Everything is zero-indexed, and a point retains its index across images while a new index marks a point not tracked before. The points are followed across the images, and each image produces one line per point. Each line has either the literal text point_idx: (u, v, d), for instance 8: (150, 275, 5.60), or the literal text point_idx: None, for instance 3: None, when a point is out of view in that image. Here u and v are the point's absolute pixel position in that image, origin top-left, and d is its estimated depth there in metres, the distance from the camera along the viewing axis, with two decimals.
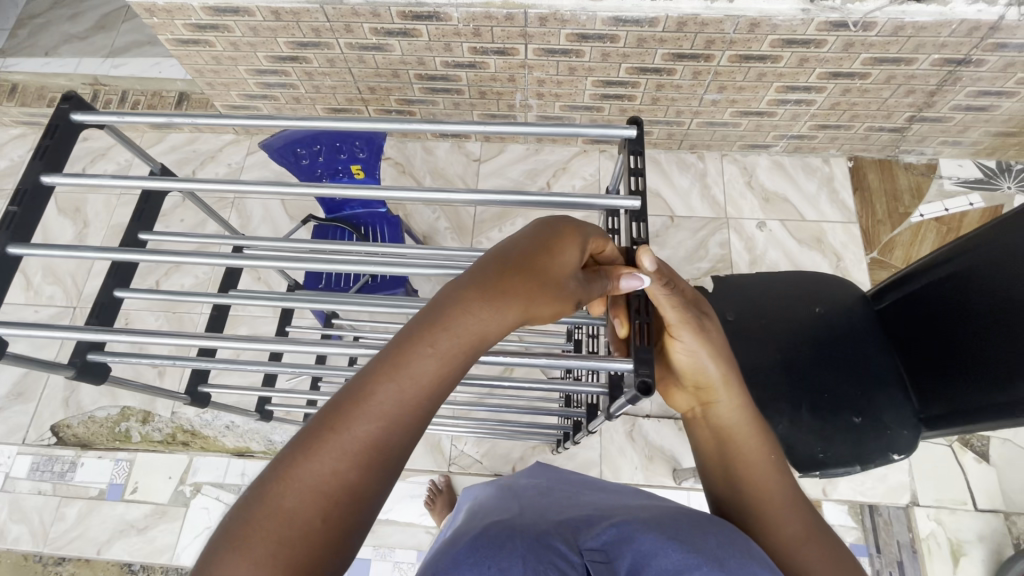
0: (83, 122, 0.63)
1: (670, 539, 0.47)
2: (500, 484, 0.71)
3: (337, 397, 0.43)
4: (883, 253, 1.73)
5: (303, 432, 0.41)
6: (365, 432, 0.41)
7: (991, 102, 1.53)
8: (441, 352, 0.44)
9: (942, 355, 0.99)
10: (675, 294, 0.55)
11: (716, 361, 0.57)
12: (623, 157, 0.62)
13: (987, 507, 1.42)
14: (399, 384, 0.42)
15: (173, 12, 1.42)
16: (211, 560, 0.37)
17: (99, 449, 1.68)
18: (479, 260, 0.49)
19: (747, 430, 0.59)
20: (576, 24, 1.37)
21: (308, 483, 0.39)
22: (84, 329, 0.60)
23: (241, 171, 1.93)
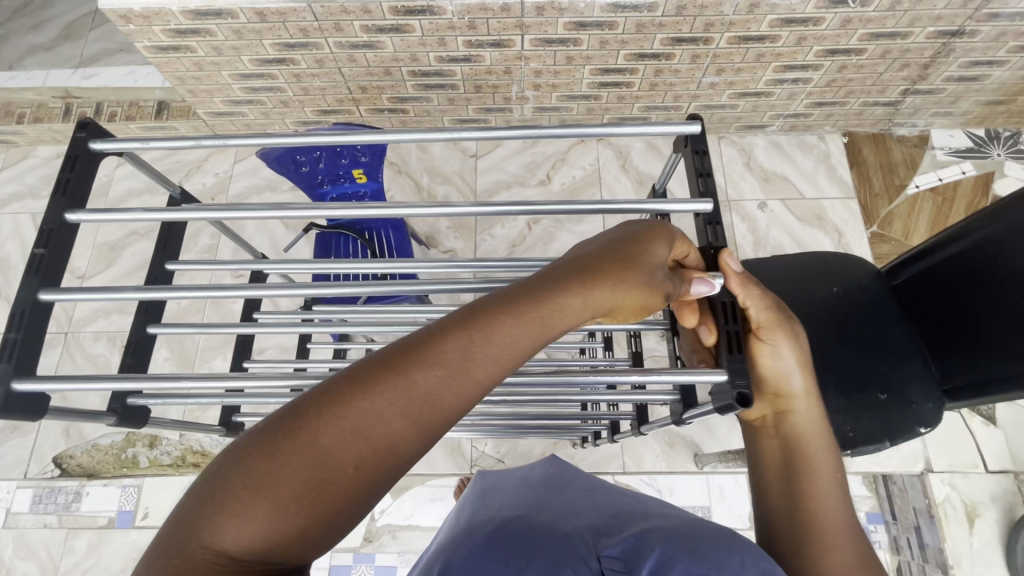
0: (103, 150, 0.61)
1: (686, 553, 0.43)
2: (517, 477, 0.69)
3: (409, 344, 0.42)
4: (882, 227, 1.75)
5: (362, 368, 0.41)
6: (421, 386, 0.41)
7: (982, 72, 1.55)
8: (517, 322, 0.44)
9: (963, 327, 0.99)
10: (766, 299, 0.59)
11: (802, 371, 0.59)
12: (686, 155, 0.63)
13: (996, 468, 1.47)
14: (468, 349, 0.42)
15: (151, 18, 1.35)
16: (250, 458, 0.39)
17: (103, 477, 1.62)
18: (585, 244, 0.52)
19: (820, 451, 0.59)
20: (573, 13, 1.34)
21: (357, 424, 0.39)
22: (116, 377, 0.57)
23: (231, 180, 1.87)
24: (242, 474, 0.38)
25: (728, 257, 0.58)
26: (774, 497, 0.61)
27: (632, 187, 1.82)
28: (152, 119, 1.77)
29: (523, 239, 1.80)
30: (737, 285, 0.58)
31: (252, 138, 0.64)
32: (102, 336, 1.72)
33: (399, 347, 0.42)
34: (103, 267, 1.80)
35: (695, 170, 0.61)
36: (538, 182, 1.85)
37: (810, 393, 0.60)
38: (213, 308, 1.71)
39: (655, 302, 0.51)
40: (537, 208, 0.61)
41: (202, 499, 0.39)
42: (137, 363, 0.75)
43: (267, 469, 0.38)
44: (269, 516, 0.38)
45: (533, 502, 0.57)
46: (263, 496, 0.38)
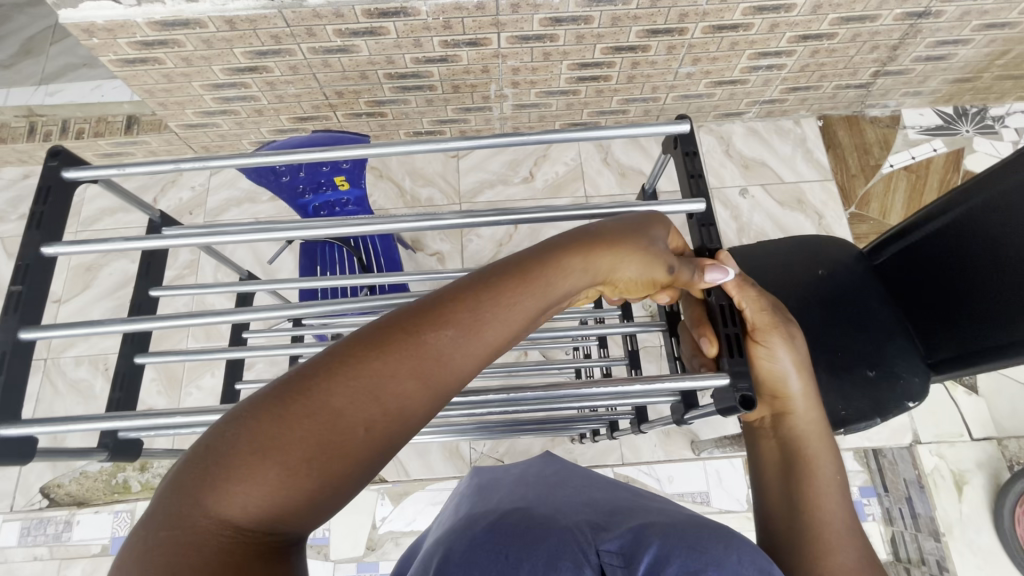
0: (76, 178, 0.59)
1: (684, 549, 0.42)
2: (511, 472, 0.66)
3: (420, 309, 0.43)
4: (860, 207, 1.79)
5: (372, 330, 0.42)
6: (435, 346, 0.41)
7: (949, 51, 1.58)
8: (524, 285, 0.45)
9: (943, 303, 1.02)
10: (763, 301, 0.61)
11: (800, 372, 0.61)
12: (677, 156, 0.63)
13: (981, 435, 1.51)
14: (480, 313, 0.43)
15: (115, 30, 1.31)
16: (256, 421, 0.38)
17: (95, 504, 1.58)
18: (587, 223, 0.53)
19: (820, 451, 0.61)
20: (549, 9, 1.33)
21: (372, 389, 0.39)
22: (98, 419, 0.55)
23: (208, 193, 1.83)
24: (248, 435, 0.37)
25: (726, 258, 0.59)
26: (773, 497, 0.61)
27: (615, 180, 1.83)
28: (121, 134, 1.73)
29: (510, 237, 1.80)
30: (734, 288, 0.60)
31: (228, 158, 0.62)
32: (83, 360, 1.68)
33: (410, 310, 0.43)
34: (80, 289, 1.75)
35: (687, 172, 0.62)
36: (521, 180, 1.85)
37: (808, 394, 0.62)
38: (198, 325, 1.68)
39: (655, 273, 0.53)
40: (529, 218, 0.61)
41: (203, 466, 0.38)
42: (125, 397, 0.73)
43: (276, 429, 0.37)
44: (278, 479, 0.37)
45: (529, 493, 0.56)
46: (272, 459, 0.37)
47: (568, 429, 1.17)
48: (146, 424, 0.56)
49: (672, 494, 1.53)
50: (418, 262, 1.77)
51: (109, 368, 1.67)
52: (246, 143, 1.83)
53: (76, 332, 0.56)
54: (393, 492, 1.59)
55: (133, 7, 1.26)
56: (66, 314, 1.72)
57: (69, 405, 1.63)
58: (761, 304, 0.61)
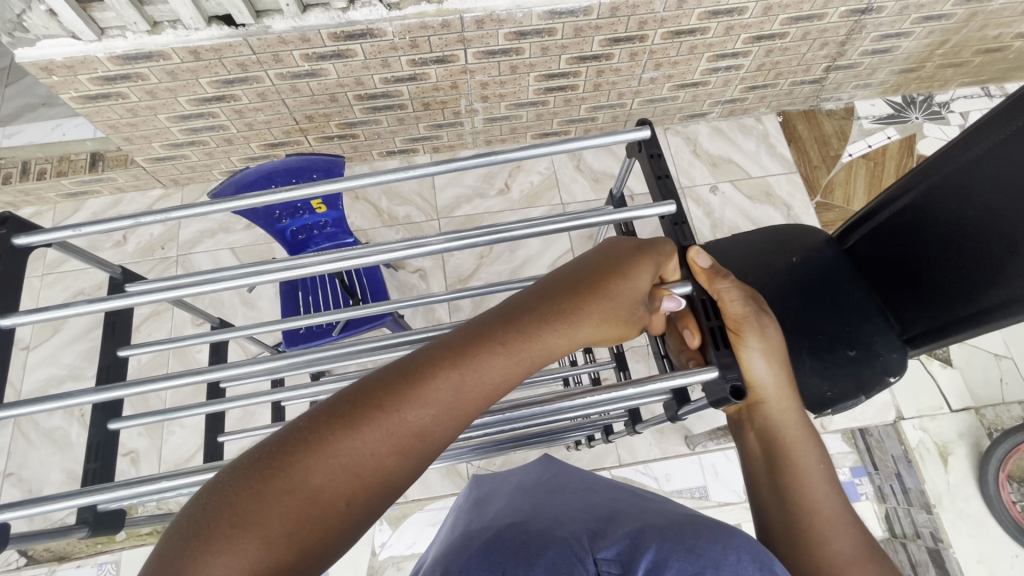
0: (28, 244, 0.57)
1: (682, 552, 0.43)
2: (510, 480, 0.66)
3: (401, 376, 0.45)
4: (825, 196, 1.86)
5: (345, 404, 0.44)
6: (411, 422, 0.44)
7: (893, 43, 1.67)
8: (504, 354, 0.47)
9: (913, 279, 1.06)
10: (733, 290, 0.61)
11: (769, 363, 0.61)
12: (643, 160, 0.65)
13: (959, 406, 1.57)
14: (458, 380, 0.46)
15: (76, 67, 1.29)
16: (239, 490, 0.40)
17: (77, 558, 1.49)
18: (568, 270, 0.54)
19: (800, 439, 0.61)
20: (513, 23, 1.37)
21: (348, 459, 0.42)
22: (80, 495, 0.52)
23: (179, 226, 1.80)
24: (231, 509, 0.40)
25: (698, 255, 0.61)
26: (764, 490, 0.62)
27: (589, 186, 1.86)
28: (86, 172, 1.70)
29: (491, 249, 1.82)
30: (705, 281, 0.61)
31: (189, 207, 0.60)
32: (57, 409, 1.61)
33: (386, 382, 0.45)
34: (49, 333, 1.68)
35: (654, 174, 0.64)
36: (497, 192, 1.87)
37: (782, 380, 0.61)
38: (178, 361, 1.63)
39: (628, 332, 0.54)
40: (510, 234, 0.61)
41: (187, 534, 0.39)
42: (102, 466, 0.69)
43: (256, 505, 0.40)
44: (255, 555, 0.38)
45: (527, 501, 0.56)
46: (253, 531, 0.39)
47: (560, 438, 1.17)
48: (133, 493, 0.53)
49: (671, 491, 1.54)
50: (400, 280, 1.76)
51: (84, 415, 1.60)
52: (216, 173, 1.81)
53: (43, 407, 0.53)
54: (390, 516, 1.56)
55: (94, 42, 1.25)
56: (37, 361, 1.66)
57: (45, 453, 1.56)
58: (737, 297, 0.61)
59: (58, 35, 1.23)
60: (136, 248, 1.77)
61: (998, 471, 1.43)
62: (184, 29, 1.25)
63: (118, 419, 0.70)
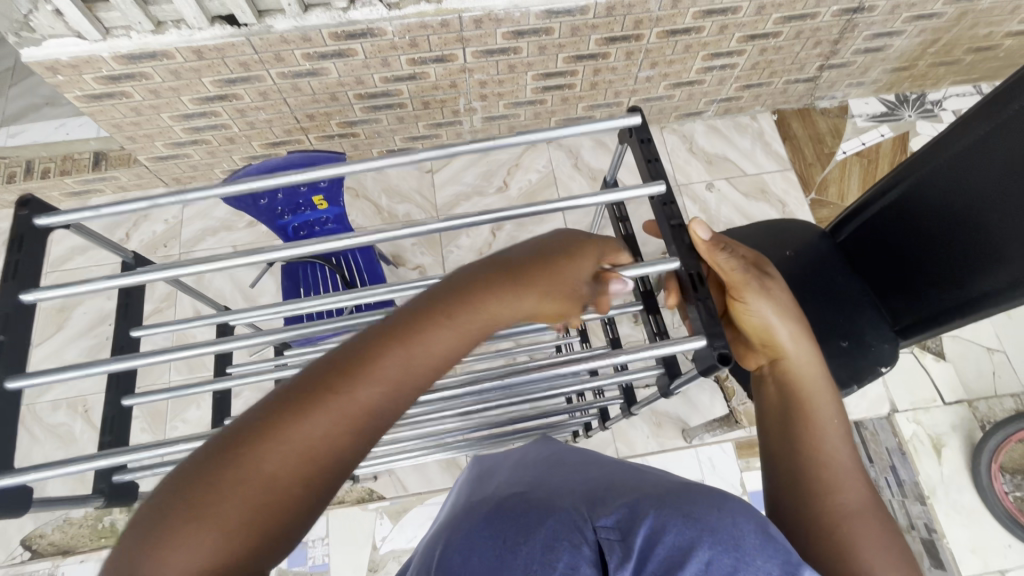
0: (48, 224, 0.59)
1: (679, 517, 0.44)
2: (509, 457, 0.68)
3: (348, 358, 0.47)
4: (820, 193, 1.88)
5: (294, 392, 0.45)
6: (362, 399, 0.45)
7: (885, 42, 1.70)
8: (448, 333, 0.49)
9: (906, 270, 1.08)
10: (734, 259, 0.64)
11: (784, 321, 0.64)
12: (634, 145, 0.68)
13: (952, 399, 1.59)
14: (405, 357, 0.47)
15: (80, 66, 1.31)
16: (194, 483, 0.42)
17: (81, 552, 1.50)
18: (500, 253, 0.55)
19: (816, 394, 0.63)
20: (510, 22, 1.39)
21: (302, 442, 0.43)
22: (98, 457, 0.54)
23: (182, 224, 1.82)
24: (185, 502, 0.41)
25: (698, 227, 0.62)
26: (774, 442, 0.64)
27: (587, 184, 1.89)
28: (89, 171, 1.72)
29: (490, 246, 1.84)
30: (706, 252, 0.63)
31: (201, 191, 0.62)
32: (61, 404, 1.62)
33: (333, 366, 0.46)
34: (53, 330, 1.70)
35: (645, 158, 0.66)
36: (496, 190, 1.89)
37: (797, 342, 0.64)
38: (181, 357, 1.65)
39: (571, 309, 0.54)
40: (507, 215, 0.63)
41: (143, 531, 0.41)
42: (115, 439, 0.72)
43: (210, 498, 0.41)
44: (215, 542, 0.41)
45: (526, 475, 0.58)
46: (210, 521, 0.41)
47: (557, 425, 1.19)
48: (149, 457, 0.56)
49: None
50: (400, 277, 1.79)
51: (88, 410, 1.62)
52: (218, 172, 1.83)
53: (61, 377, 0.55)
54: (391, 509, 1.58)
55: (99, 42, 1.27)
56: (41, 357, 1.67)
57: (49, 448, 1.57)
58: (738, 264, 0.64)
59: (64, 35, 1.25)
60: (139, 246, 1.79)
61: (991, 462, 1.45)
62: (188, 28, 1.27)
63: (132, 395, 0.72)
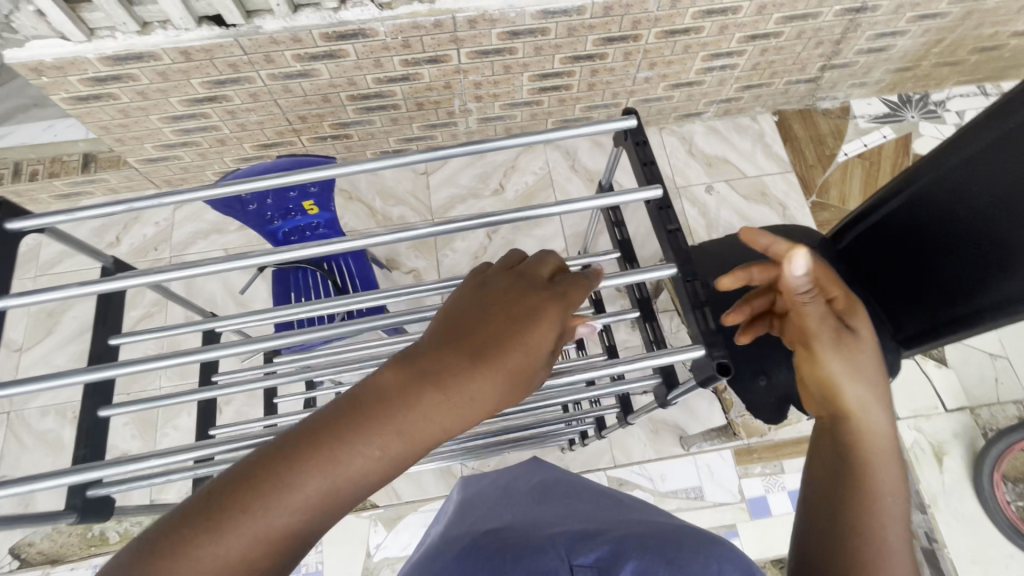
0: (21, 229, 0.56)
1: (664, 564, 0.42)
2: (498, 484, 0.66)
3: (365, 405, 0.39)
4: (820, 195, 1.85)
5: (295, 445, 0.37)
6: (294, 518, 0.36)
7: (888, 42, 1.67)
8: (471, 378, 0.40)
9: (908, 280, 1.05)
10: (819, 306, 0.56)
11: (860, 381, 0.51)
12: (629, 149, 0.65)
13: (954, 406, 1.56)
14: (421, 411, 0.39)
15: (65, 68, 1.28)
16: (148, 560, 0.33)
17: (70, 560, 1.48)
18: (523, 275, 0.46)
19: (879, 456, 0.49)
20: (505, 23, 1.36)
21: (287, 512, 0.36)
22: (68, 472, 0.53)
23: (173, 227, 1.79)
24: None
25: (796, 256, 0.57)
26: (815, 497, 0.50)
27: (584, 186, 1.86)
28: (78, 173, 1.69)
29: (485, 249, 1.82)
30: (797, 286, 0.58)
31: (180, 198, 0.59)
32: (50, 410, 1.61)
33: (345, 416, 0.38)
34: (42, 335, 1.68)
35: (640, 161, 0.63)
36: (492, 192, 1.86)
37: (871, 403, 0.51)
38: (171, 363, 1.63)
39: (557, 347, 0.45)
40: (499, 219, 0.60)
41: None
42: (93, 452, 0.69)
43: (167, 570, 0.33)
44: None
45: (511, 506, 0.57)
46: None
47: (553, 431, 1.18)
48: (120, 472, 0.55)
49: (666, 492, 1.53)
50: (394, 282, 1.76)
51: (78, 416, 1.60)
52: (209, 174, 1.80)
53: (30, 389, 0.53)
54: (385, 517, 1.56)
55: (84, 43, 1.24)
56: (30, 362, 1.65)
57: (37, 455, 1.56)
58: (820, 314, 0.56)
59: (48, 36, 1.22)
60: (129, 249, 1.76)
61: (993, 471, 1.43)
62: (175, 29, 1.24)
63: (109, 406, 0.69)
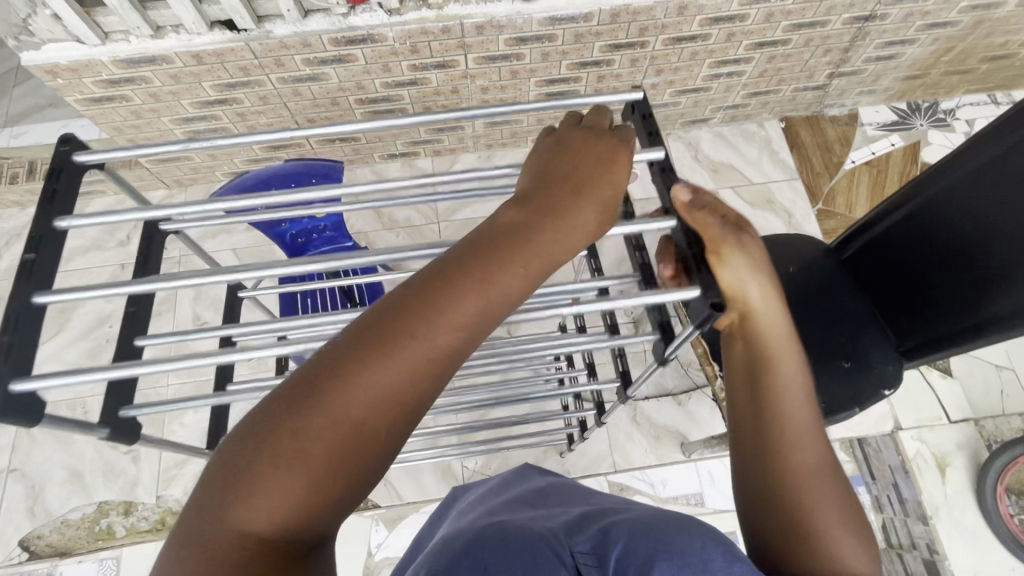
0: (87, 160, 0.59)
1: (650, 542, 0.43)
2: (493, 491, 0.67)
3: (423, 290, 0.43)
4: (827, 204, 1.85)
5: (373, 330, 0.42)
6: (389, 387, 0.41)
7: (897, 50, 1.66)
8: (524, 262, 0.45)
9: (911, 292, 1.06)
10: (716, 214, 0.55)
11: (757, 278, 0.54)
12: (636, 121, 0.66)
13: (958, 418, 1.56)
14: (485, 287, 0.44)
15: (80, 70, 1.31)
16: (275, 433, 0.40)
17: (78, 553, 1.50)
18: (556, 166, 0.51)
19: (783, 358, 0.54)
20: (512, 29, 1.37)
21: (381, 384, 0.41)
22: (114, 367, 0.52)
23: None
24: (269, 449, 0.39)
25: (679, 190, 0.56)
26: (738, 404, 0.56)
27: None
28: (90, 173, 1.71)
29: None
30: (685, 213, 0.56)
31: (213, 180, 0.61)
32: (60, 406, 1.63)
33: (407, 303, 0.43)
34: (53, 332, 1.71)
35: (646, 130, 0.63)
36: None
37: (769, 301, 0.54)
38: (178, 361, 1.65)
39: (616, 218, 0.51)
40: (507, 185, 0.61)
41: (223, 483, 0.39)
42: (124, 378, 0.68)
43: (290, 438, 0.39)
44: (297, 488, 0.39)
45: (506, 506, 0.58)
46: (295, 465, 0.39)
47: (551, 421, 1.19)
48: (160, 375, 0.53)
49: (667, 497, 1.54)
50: None
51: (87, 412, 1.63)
52: (219, 175, 1.83)
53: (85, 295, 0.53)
54: (387, 517, 1.57)
55: (98, 46, 1.26)
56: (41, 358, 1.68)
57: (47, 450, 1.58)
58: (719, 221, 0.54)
59: (63, 39, 1.25)
60: None
61: (996, 484, 1.42)
62: (187, 33, 1.27)
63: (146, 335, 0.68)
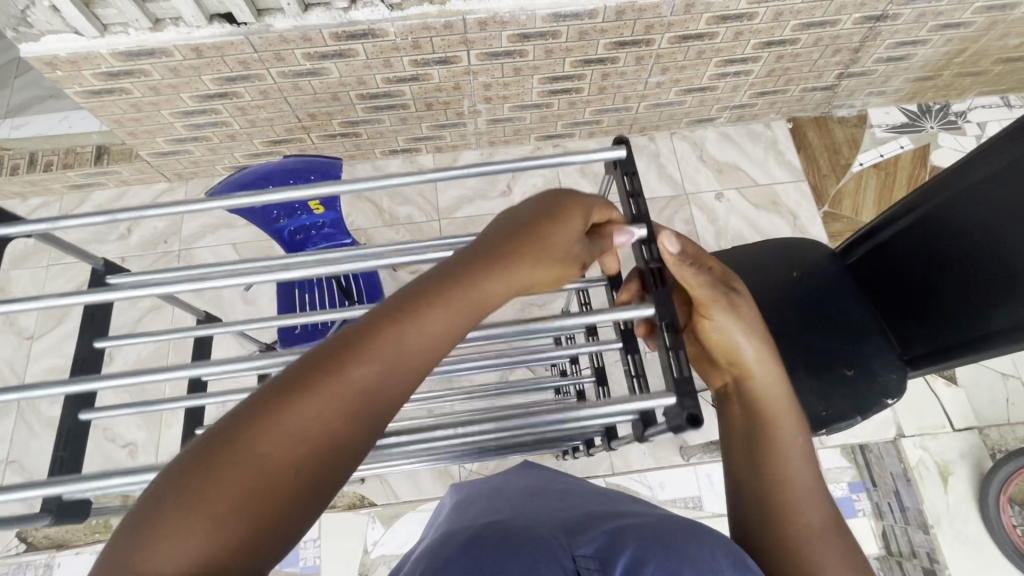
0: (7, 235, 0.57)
1: (661, 550, 0.42)
2: (489, 486, 0.65)
3: (350, 334, 0.44)
4: (833, 206, 1.82)
5: (295, 376, 0.42)
6: (306, 430, 0.40)
7: (908, 51, 1.63)
8: (448, 307, 0.45)
9: (919, 300, 1.03)
10: (706, 273, 0.56)
11: (750, 336, 0.58)
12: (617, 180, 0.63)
13: (962, 426, 1.54)
14: (407, 329, 0.44)
15: (79, 62, 1.30)
16: (183, 479, 0.39)
17: (76, 545, 1.51)
18: (494, 225, 0.52)
19: (783, 418, 0.58)
20: (516, 25, 1.35)
21: (298, 427, 0.40)
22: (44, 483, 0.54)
23: (183, 221, 1.81)
24: (174, 497, 0.38)
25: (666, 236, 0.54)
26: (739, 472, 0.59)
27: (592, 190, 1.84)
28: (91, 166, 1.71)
29: None
30: (676, 264, 0.55)
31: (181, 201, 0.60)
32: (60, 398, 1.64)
33: (334, 346, 0.43)
34: (53, 324, 1.71)
35: (625, 192, 0.61)
36: (499, 194, 1.85)
37: (763, 360, 0.58)
38: (176, 356, 1.65)
39: (566, 274, 0.52)
40: None
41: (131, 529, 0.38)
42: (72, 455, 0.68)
43: (201, 478, 0.39)
44: (202, 537, 0.37)
45: (504, 503, 0.57)
46: (202, 513, 0.38)
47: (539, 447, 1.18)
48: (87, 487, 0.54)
49: (665, 500, 1.53)
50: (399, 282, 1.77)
51: None
52: (219, 169, 1.82)
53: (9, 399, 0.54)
54: (383, 515, 1.57)
55: (97, 38, 1.25)
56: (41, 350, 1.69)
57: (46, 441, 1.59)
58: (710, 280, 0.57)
59: (62, 30, 1.24)
60: (139, 241, 1.79)
61: (999, 494, 1.40)
62: (186, 26, 1.25)
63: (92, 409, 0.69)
